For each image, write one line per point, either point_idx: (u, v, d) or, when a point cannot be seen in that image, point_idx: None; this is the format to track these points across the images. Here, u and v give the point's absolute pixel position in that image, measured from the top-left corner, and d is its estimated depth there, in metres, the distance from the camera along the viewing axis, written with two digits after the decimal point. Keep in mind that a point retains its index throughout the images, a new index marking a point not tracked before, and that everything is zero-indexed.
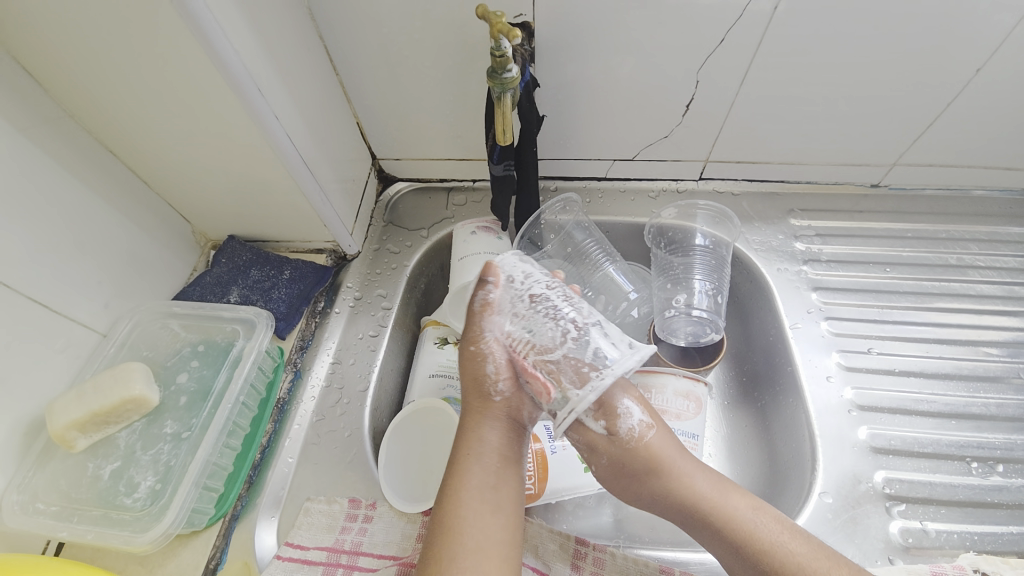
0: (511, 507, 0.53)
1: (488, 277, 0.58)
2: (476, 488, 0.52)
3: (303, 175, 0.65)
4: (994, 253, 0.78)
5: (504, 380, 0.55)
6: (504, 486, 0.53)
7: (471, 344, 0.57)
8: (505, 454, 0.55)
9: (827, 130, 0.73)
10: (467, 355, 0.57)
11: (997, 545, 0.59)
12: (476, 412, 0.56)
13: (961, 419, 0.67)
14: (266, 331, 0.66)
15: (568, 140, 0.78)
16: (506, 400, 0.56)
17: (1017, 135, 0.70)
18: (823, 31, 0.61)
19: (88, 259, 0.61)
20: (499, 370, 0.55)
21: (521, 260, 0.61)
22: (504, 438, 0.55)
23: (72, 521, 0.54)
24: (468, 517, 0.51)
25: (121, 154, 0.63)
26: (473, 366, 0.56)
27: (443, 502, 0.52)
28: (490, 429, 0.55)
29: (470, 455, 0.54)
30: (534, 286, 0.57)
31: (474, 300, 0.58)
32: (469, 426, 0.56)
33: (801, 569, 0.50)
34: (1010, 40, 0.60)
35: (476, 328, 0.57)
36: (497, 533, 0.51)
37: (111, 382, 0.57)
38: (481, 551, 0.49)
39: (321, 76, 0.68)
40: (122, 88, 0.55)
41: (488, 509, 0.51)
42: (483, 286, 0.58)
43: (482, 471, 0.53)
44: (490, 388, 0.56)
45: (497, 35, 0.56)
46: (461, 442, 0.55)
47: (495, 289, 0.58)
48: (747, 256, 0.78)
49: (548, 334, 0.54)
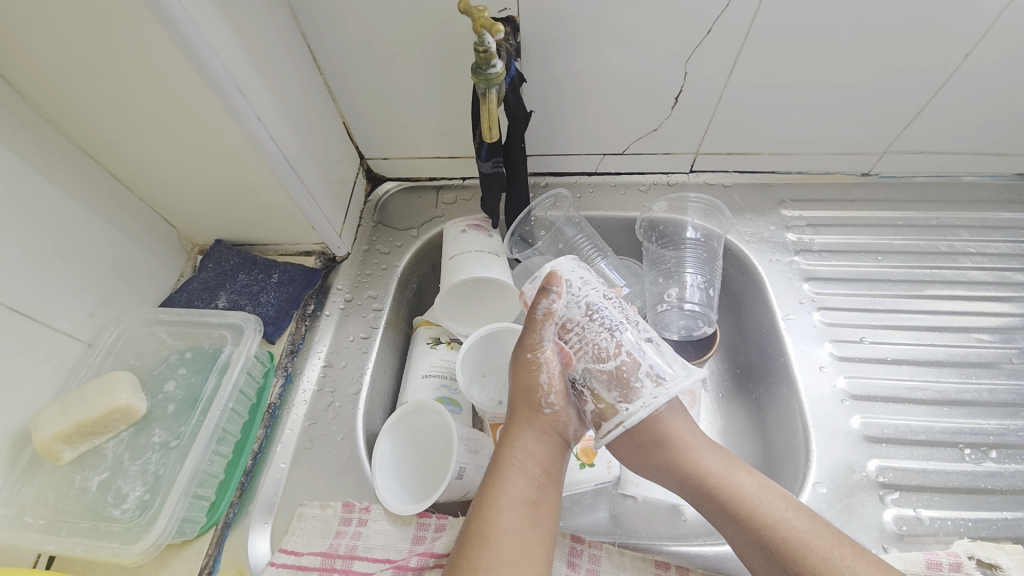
0: (549, 520, 0.52)
1: (550, 286, 0.56)
2: (517, 497, 0.51)
3: (289, 177, 0.64)
4: (984, 239, 0.78)
5: (556, 390, 0.55)
6: (545, 499, 0.52)
7: (526, 351, 0.57)
8: (548, 468, 0.54)
9: (816, 120, 0.72)
10: (520, 363, 0.57)
11: (991, 531, 0.60)
12: (523, 422, 0.56)
13: (954, 406, 0.67)
14: (254, 336, 0.65)
15: (556, 136, 0.77)
16: (555, 413, 0.56)
17: (1005, 121, 0.70)
18: (810, 19, 0.60)
19: (70, 267, 0.60)
20: (552, 381, 0.55)
21: (578, 266, 0.60)
22: (551, 449, 0.55)
23: (61, 534, 0.53)
24: (508, 524, 0.50)
25: (102, 159, 0.62)
26: (526, 376, 0.56)
27: (480, 510, 0.51)
28: (535, 439, 0.55)
29: (515, 463, 0.54)
30: (591, 295, 0.57)
31: (536, 308, 0.56)
32: (514, 436, 0.56)
33: (803, 547, 0.49)
34: (997, 25, 0.60)
35: (533, 334, 0.56)
36: (537, 544, 0.50)
37: (97, 393, 0.56)
38: (520, 563, 0.48)
39: (305, 76, 0.67)
40: (100, 93, 0.54)
41: (528, 520, 0.50)
42: (546, 294, 0.56)
43: (524, 481, 0.53)
44: (541, 399, 0.56)
45: (481, 30, 0.55)
46: (505, 451, 0.55)
47: (557, 297, 0.56)
48: (739, 248, 0.78)
49: (606, 347, 0.55)
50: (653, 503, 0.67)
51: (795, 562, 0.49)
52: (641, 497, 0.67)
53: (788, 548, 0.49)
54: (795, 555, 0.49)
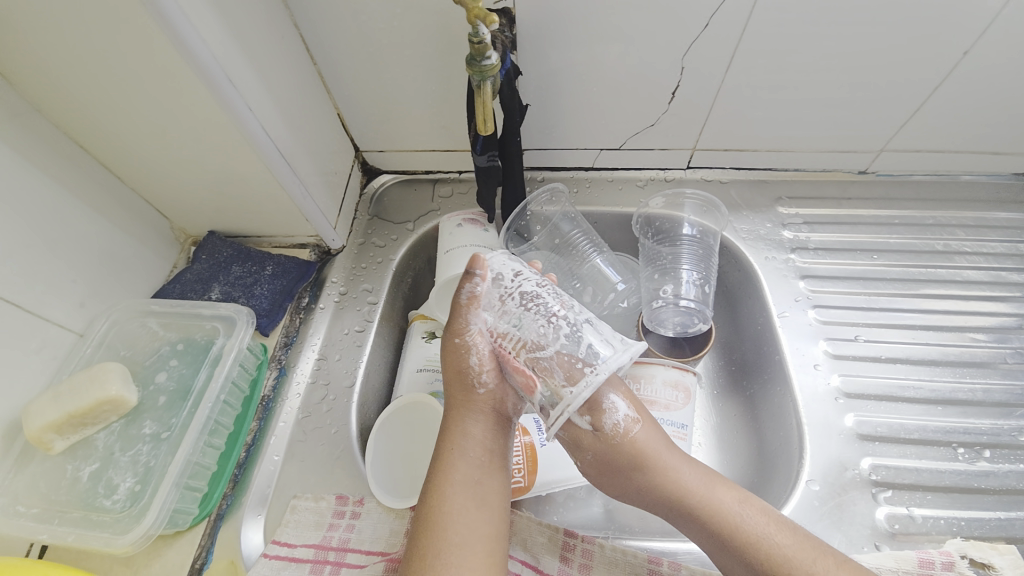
0: (495, 501, 0.52)
1: (475, 270, 0.55)
2: (460, 482, 0.52)
3: (282, 168, 0.64)
4: (981, 239, 0.78)
5: (489, 371, 0.55)
6: (488, 479, 0.53)
7: (454, 337, 0.56)
8: (489, 448, 0.54)
9: (815, 117, 0.72)
10: (450, 348, 0.56)
11: (984, 530, 0.60)
12: (459, 405, 0.56)
13: (948, 405, 0.67)
14: (246, 328, 0.65)
15: (552, 130, 0.76)
16: (490, 392, 0.55)
17: (1002, 121, 0.70)
18: (807, 17, 0.60)
19: (61, 258, 0.60)
20: (482, 363, 0.55)
21: (511, 258, 0.58)
22: (488, 431, 0.55)
23: (53, 524, 0.53)
24: (452, 510, 0.50)
25: (91, 147, 0.61)
26: (456, 359, 0.56)
27: (427, 497, 0.52)
28: (472, 421, 0.55)
29: (454, 448, 0.54)
30: (526, 284, 0.55)
31: (460, 293, 0.56)
32: (452, 419, 0.56)
33: (783, 560, 0.49)
34: (996, 24, 0.59)
35: (460, 320, 0.55)
36: (481, 527, 0.50)
37: (86, 384, 0.55)
38: (467, 544, 0.49)
39: (299, 67, 0.66)
40: (88, 79, 0.53)
41: (472, 504, 0.51)
42: (469, 278, 0.56)
43: (465, 465, 0.53)
44: (474, 381, 0.55)
45: (474, 21, 0.54)
46: (446, 437, 0.55)
47: (482, 282, 0.55)
48: (736, 245, 0.78)
49: (539, 332, 0.52)
50: None
51: (778, 575, 0.49)
52: None
53: (770, 562, 0.50)
54: (778, 567, 0.49)
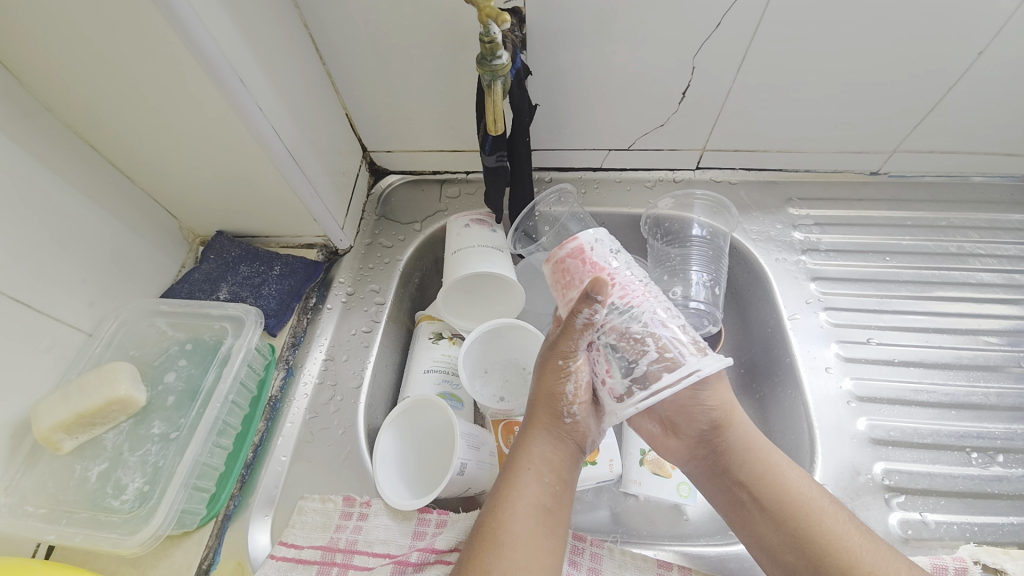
0: (560, 534, 0.50)
1: (595, 295, 0.47)
2: (532, 510, 0.50)
3: (290, 167, 0.63)
4: (994, 241, 0.77)
5: (582, 403, 0.53)
6: (558, 507, 0.51)
7: (557, 357, 0.53)
8: (564, 480, 0.52)
9: (826, 118, 0.71)
10: (549, 367, 0.53)
11: (996, 536, 0.59)
12: (542, 429, 0.53)
13: (962, 409, 0.66)
14: (255, 328, 0.64)
15: (561, 131, 0.76)
16: (577, 424, 0.53)
17: (1018, 121, 0.69)
18: (820, 16, 0.59)
19: (70, 257, 0.60)
20: (578, 393, 0.52)
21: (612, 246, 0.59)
22: (567, 462, 0.52)
23: (61, 524, 0.53)
24: (522, 537, 0.48)
25: (103, 149, 0.62)
26: (551, 381, 0.53)
27: (491, 512, 0.50)
28: (552, 450, 0.52)
29: (530, 474, 0.51)
30: (631, 272, 0.56)
31: (576, 317, 0.50)
32: (531, 444, 0.53)
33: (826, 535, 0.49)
34: (1011, 24, 0.58)
35: (568, 343, 0.52)
36: (547, 558, 0.48)
37: (96, 383, 0.55)
38: (533, 566, 0.47)
39: (308, 66, 0.66)
40: (101, 82, 0.53)
41: (540, 528, 0.49)
42: (588, 303, 0.48)
43: (539, 494, 0.51)
44: (564, 409, 0.53)
45: (486, 20, 0.54)
46: (521, 460, 0.52)
47: (602, 309, 0.48)
48: (745, 246, 0.77)
49: (665, 306, 0.54)
50: (653, 502, 0.67)
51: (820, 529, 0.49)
52: (642, 496, 0.67)
53: (809, 533, 0.49)
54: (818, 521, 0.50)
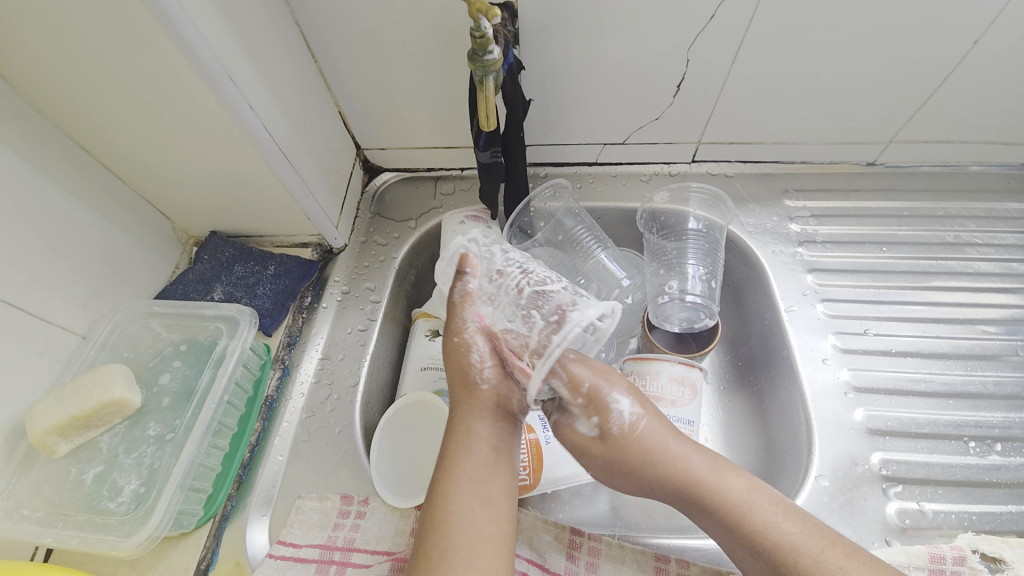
0: (501, 499, 0.50)
1: (464, 269, 0.56)
2: (466, 480, 0.50)
3: (283, 167, 0.63)
4: (991, 230, 0.76)
5: (490, 366, 0.54)
6: (492, 474, 0.51)
7: (454, 334, 0.55)
8: (495, 445, 0.52)
9: (822, 108, 0.71)
10: (450, 347, 0.55)
11: (994, 524, 0.59)
12: (463, 403, 0.54)
13: (959, 398, 0.66)
14: (250, 328, 0.64)
15: (556, 125, 0.76)
16: (494, 388, 0.54)
17: (1015, 109, 0.69)
18: (814, 6, 0.59)
19: (62, 260, 0.59)
20: (483, 359, 0.53)
21: (499, 244, 0.60)
22: (494, 428, 0.53)
23: (57, 527, 0.53)
24: (458, 511, 0.49)
25: (91, 148, 0.61)
26: (458, 357, 0.54)
27: (435, 499, 0.50)
28: (478, 419, 0.53)
29: (460, 446, 0.52)
30: (512, 253, 0.58)
31: (452, 293, 0.56)
32: (457, 418, 0.54)
33: (795, 556, 0.48)
34: (1008, 10, 0.58)
35: (456, 321, 0.55)
36: (489, 527, 0.48)
37: (89, 386, 0.55)
38: (473, 539, 0.47)
39: (299, 63, 0.65)
40: (86, 80, 0.53)
41: (478, 501, 0.49)
42: (461, 277, 0.56)
43: (471, 463, 0.51)
44: (476, 377, 0.54)
45: (477, 15, 0.53)
46: (450, 436, 0.53)
47: (472, 279, 0.55)
48: (741, 239, 0.77)
49: (541, 275, 0.55)
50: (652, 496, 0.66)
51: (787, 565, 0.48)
52: None
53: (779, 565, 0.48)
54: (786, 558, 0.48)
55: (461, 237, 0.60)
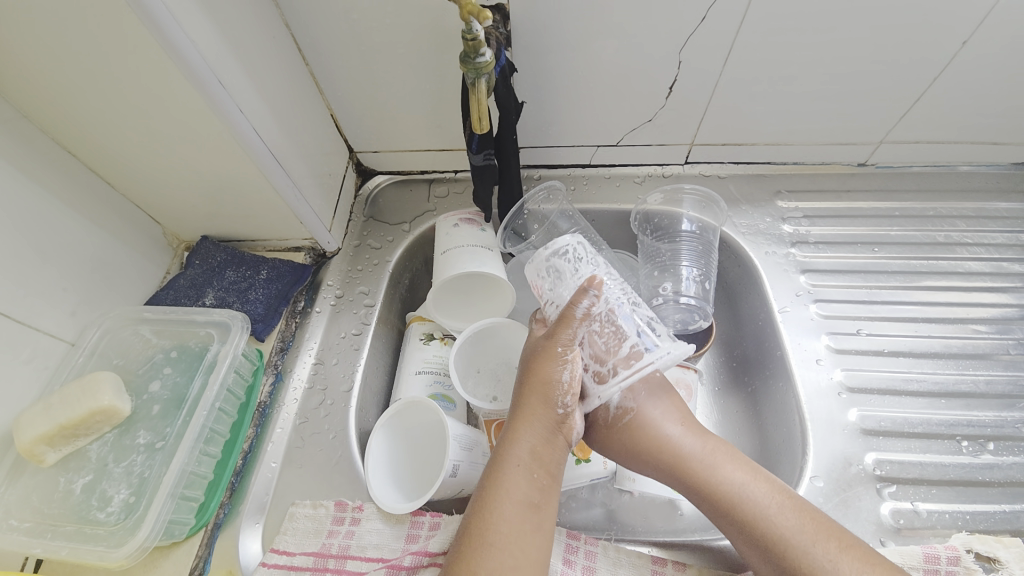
0: (548, 527, 0.51)
1: (591, 287, 0.54)
2: (521, 502, 0.50)
3: (274, 171, 0.63)
4: (981, 229, 0.77)
5: (574, 393, 0.53)
6: (548, 503, 0.51)
7: (556, 344, 0.54)
8: (553, 473, 0.53)
9: (814, 110, 0.71)
10: (547, 356, 0.54)
11: (988, 524, 0.60)
12: (532, 421, 0.53)
13: (951, 398, 0.67)
14: (241, 334, 0.64)
15: (549, 128, 0.75)
16: (568, 415, 0.54)
17: (1003, 110, 0.69)
18: (804, 9, 0.59)
19: (50, 266, 0.59)
20: (572, 381, 0.53)
21: (603, 269, 0.59)
22: (557, 453, 0.53)
23: (45, 538, 0.52)
24: (511, 534, 0.48)
25: (77, 151, 0.60)
26: (549, 371, 0.54)
27: (483, 515, 0.50)
28: (542, 441, 0.53)
29: (520, 466, 0.52)
30: (613, 281, 0.58)
31: (575, 306, 0.54)
32: (523, 434, 0.53)
33: (782, 539, 0.50)
34: (995, 12, 0.58)
35: (567, 332, 0.54)
36: (535, 553, 0.49)
37: (78, 394, 0.55)
38: (522, 564, 0.48)
39: (290, 66, 0.65)
40: (72, 83, 0.52)
41: (531, 526, 0.50)
42: (584, 295, 0.54)
43: (530, 486, 0.51)
44: (558, 399, 0.53)
45: (468, 17, 0.53)
46: (510, 451, 0.53)
47: (596, 300, 0.54)
48: (735, 240, 0.77)
49: (637, 311, 0.56)
50: (649, 498, 0.67)
51: (775, 552, 0.50)
52: (636, 492, 0.67)
53: (770, 550, 0.50)
54: (775, 547, 0.50)
55: (564, 241, 0.58)
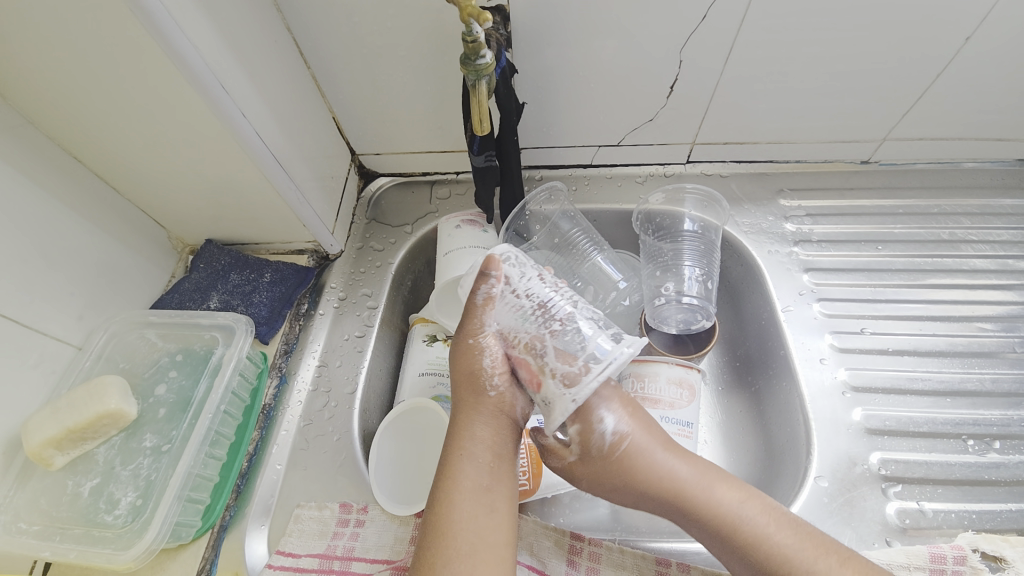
0: (504, 506, 0.51)
1: (490, 270, 0.54)
2: (470, 488, 0.50)
3: (277, 174, 0.63)
4: (986, 226, 0.77)
5: (500, 373, 0.54)
6: (498, 483, 0.51)
7: (467, 337, 0.54)
8: (498, 452, 0.53)
9: (816, 108, 0.71)
10: (463, 350, 0.54)
11: (995, 523, 0.59)
12: (469, 408, 0.54)
13: (957, 396, 0.67)
14: (246, 337, 0.64)
15: (550, 128, 0.76)
16: (501, 395, 0.54)
17: (1008, 106, 0.69)
18: (805, 7, 0.59)
19: (57, 271, 0.59)
20: (494, 365, 0.53)
21: (519, 255, 0.57)
22: (498, 434, 0.53)
23: (55, 541, 0.52)
24: (462, 520, 0.49)
25: (82, 157, 0.61)
26: (469, 361, 0.54)
27: (437, 504, 0.50)
28: (482, 424, 0.53)
29: (464, 452, 0.52)
30: (530, 267, 0.56)
31: (475, 294, 0.54)
32: (461, 423, 0.54)
33: (783, 560, 0.49)
34: (999, 8, 0.58)
35: (475, 322, 0.54)
36: (490, 534, 0.49)
37: (85, 398, 0.55)
38: (476, 548, 0.48)
39: (291, 69, 0.65)
40: (77, 89, 0.52)
41: (483, 509, 0.50)
42: (485, 279, 0.54)
43: (475, 471, 0.51)
44: (485, 384, 0.54)
45: (467, 19, 0.53)
46: (452, 441, 0.53)
47: (497, 284, 0.54)
48: (737, 239, 0.77)
49: (559, 300, 0.54)
50: None
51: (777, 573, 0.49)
52: None
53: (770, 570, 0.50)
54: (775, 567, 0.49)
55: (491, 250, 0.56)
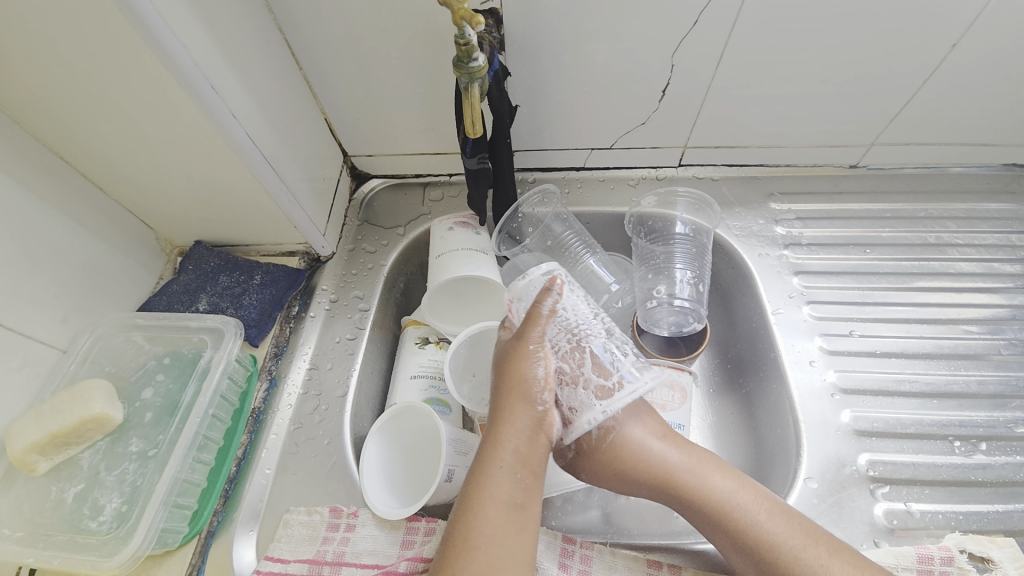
0: (531, 525, 0.51)
1: (553, 285, 0.55)
2: (501, 502, 0.50)
3: (268, 175, 0.63)
4: (972, 230, 0.78)
5: (551, 388, 0.54)
6: (530, 501, 0.51)
7: (527, 343, 0.55)
8: (533, 469, 0.53)
9: (805, 113, 0.72)
10: (519, 356, 0.55)
11: (981, 523, 0.60)
12: (512, 420, 0.54)
13: (944, 398, 0.67)
14: (235, 340, 0.63)
15: (543, 131, 0.76)
16: (546, 411, 0.54)
17: (992, 112, 0.70)
18: (794, 13, 0.60)
19: (42, 272, 0.58)
20: (547, 378, 0.54)
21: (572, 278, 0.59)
22: (537, 451, 0.53)
23: (37, 548, 0.51)
24: (491, 534, 0.49)
25: (69, 158, 0.60)
26: (523, 369, 0.55)
27: (464, 515, 0.50)
28: (523, 438, 0.53)
29: (500, 466, 0.52)
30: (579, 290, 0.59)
31: (541, 304, 0.55)
32: (501, 434, 0.54)
33: (773, 547, 0.51)
34: (983, 16, 0.59)
35: (534, 331, 0.55)
36: (516, 552, 0.49)
37: (69, 402, 0.54)
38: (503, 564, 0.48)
39: (283, 70, 0.65)
40: (65, 90, 0.52)
41: (513, 525, 0.50)
42: (549, 293, 0.55)
43: (509, 485, 0.51)
44: (536, 396, 0.54)
45: (460, 22, 0.53)
46: (490, 451, 0.53)
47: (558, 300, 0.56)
48: (728, 242, 0.77)
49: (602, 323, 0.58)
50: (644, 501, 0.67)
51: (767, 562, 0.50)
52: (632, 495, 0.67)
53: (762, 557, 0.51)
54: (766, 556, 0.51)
55: (547, 265, 0.58)
